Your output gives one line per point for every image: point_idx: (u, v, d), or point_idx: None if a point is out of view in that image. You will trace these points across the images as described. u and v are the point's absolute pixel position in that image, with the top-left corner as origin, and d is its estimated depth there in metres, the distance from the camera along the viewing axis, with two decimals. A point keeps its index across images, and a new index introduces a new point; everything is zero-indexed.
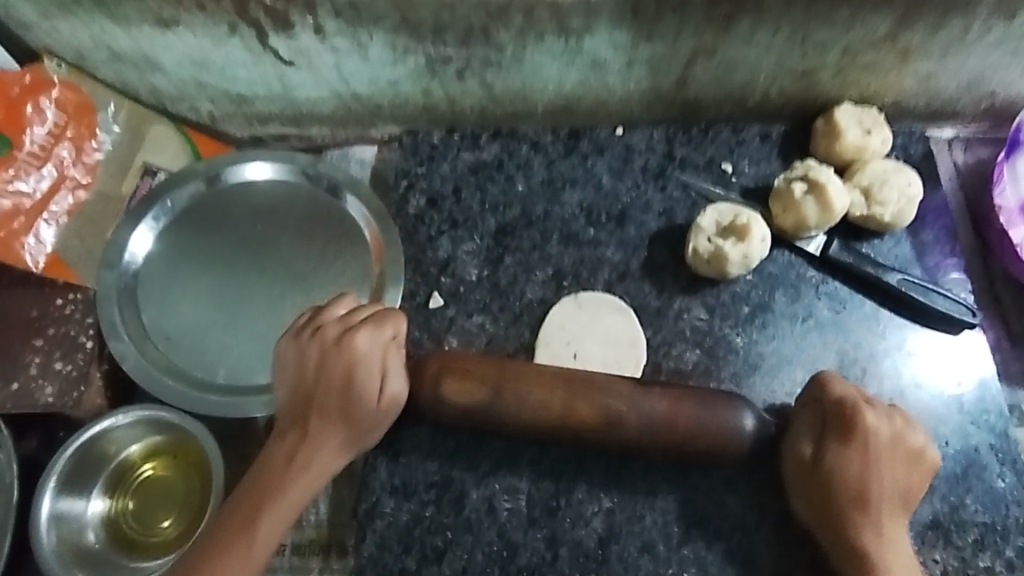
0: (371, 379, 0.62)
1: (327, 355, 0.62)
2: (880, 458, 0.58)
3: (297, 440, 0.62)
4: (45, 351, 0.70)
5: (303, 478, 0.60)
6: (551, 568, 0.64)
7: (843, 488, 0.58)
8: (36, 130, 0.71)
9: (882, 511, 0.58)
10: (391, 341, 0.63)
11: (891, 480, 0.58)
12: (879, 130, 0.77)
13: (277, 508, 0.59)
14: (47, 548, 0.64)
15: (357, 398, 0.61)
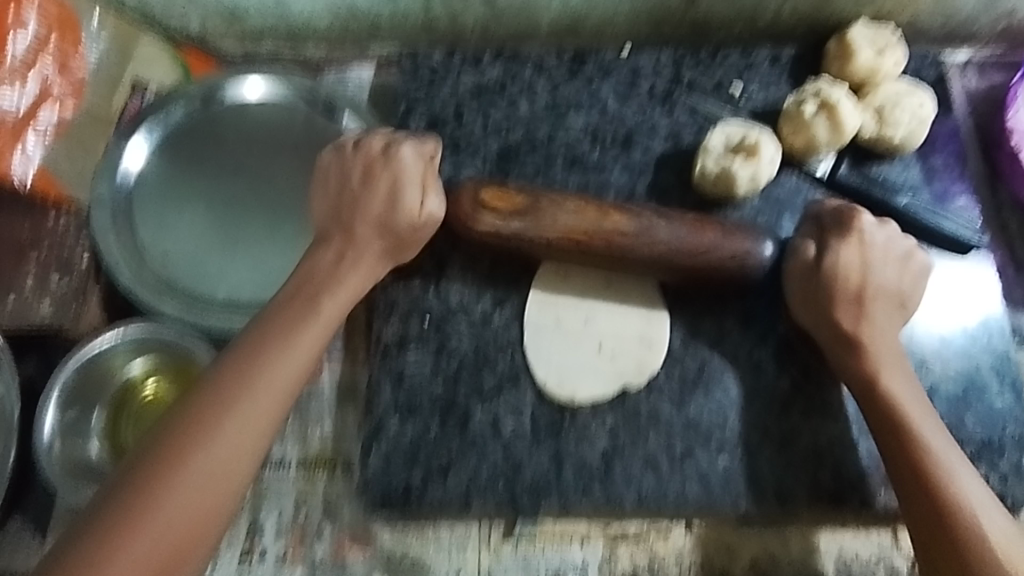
0: (417, 188, 0.66)
1: (375, 173, 0.66)
2: (892, 366, 0.62)
3: (342, 244, 0.66)
4: (41, 267, 0.70)
5: (330, 303, 0.63)
6: (555, 483, 0.65)
7: (881, 417, 0.60)
8: (18, 44, 0.67)
9: (919, 419, 0.60)
10: (430, 176, 0.67)
11: (911, 389, 0.61)
12: (894, 50, 0.75)
13: (305, 335, 0.61)
14: (49, 456, 0.66)
15: (396, 215, 0.66)
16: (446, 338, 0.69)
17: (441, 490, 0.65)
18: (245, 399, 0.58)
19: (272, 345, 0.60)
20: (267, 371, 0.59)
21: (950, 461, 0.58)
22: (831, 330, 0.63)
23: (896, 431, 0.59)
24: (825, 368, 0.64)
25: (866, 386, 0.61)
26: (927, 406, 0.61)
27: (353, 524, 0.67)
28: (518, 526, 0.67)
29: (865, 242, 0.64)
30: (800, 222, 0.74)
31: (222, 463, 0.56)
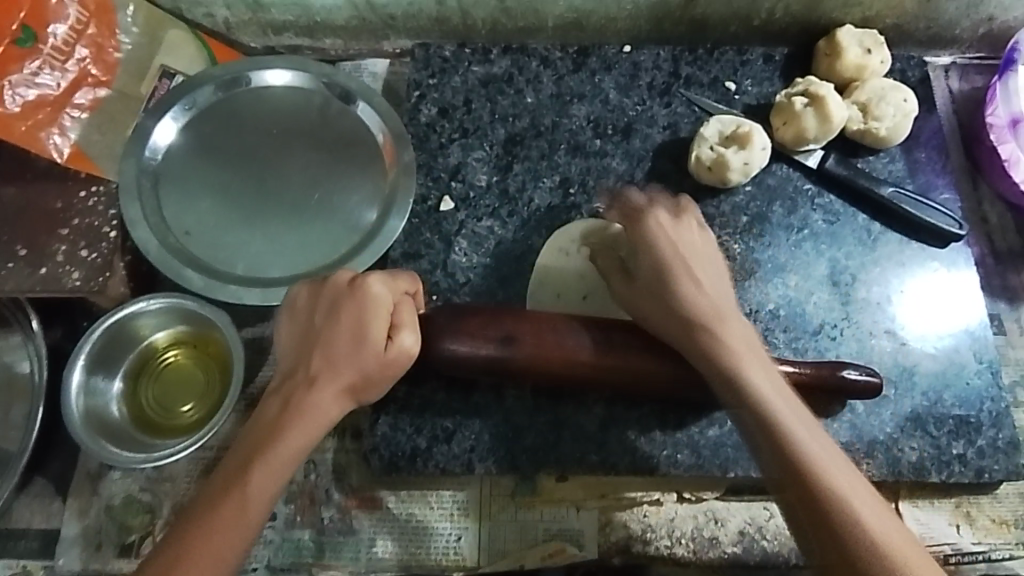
0: (384, 324, 0.60)
1: (341, 307, 0.60)
2: (722, 319, 0.60)
3: (300, 386, 0.59)
4: (70, 240, 0.72)
5: (298, 429, 0.57)
6: (554, 449, 0.68)
7: (713, 367, 0.59)
8: (59, 25, 0.71)
9: (760, 381, 0.57)
10: (394, 310, 0.61)
11: (738, 338, 0.59)
12: (879, 50, 0.79)
13: (272, 460, 0.56)
14: (76, 415, 0.68)
15: (364, 342, 0.59)
16: None
17: (446, 453, 0.68)
18: (234, 501, 0.54)
19: (240, 473, 0.55)
20: (245, 490, 0.55)
21: (813, 445, 0.54)
22: (658, 301, 0.62)
23: (727, 377, 0.58)
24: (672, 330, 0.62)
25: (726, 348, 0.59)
26: (768, 367, 0.59)
27: (360, 486, 0.70)
28: (518, 488, 0.70)
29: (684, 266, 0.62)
30: (790, 210, 0.78)
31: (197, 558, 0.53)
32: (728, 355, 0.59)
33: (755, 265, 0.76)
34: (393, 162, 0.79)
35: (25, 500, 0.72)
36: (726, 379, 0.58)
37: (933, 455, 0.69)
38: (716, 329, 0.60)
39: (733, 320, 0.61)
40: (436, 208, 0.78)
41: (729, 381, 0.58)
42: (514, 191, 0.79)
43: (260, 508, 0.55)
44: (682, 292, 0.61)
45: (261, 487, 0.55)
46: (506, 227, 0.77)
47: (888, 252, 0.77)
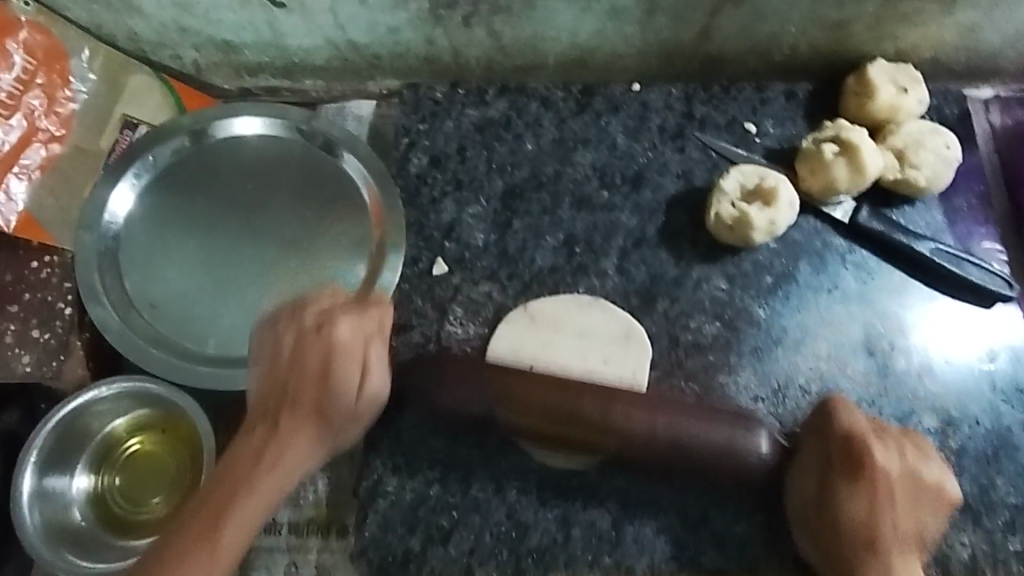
0: (396, 256, 0.58)
1: (308, 337, 0.55)
2: (889, 497, 0.54)
3: (320, 313, 0.56)
4: (20, 318, 0.65)
5: (344, 357, 0.55)
6: (563, 550, 0.62)
7: (853, 533, 0.54)
8: (1, 77, 0.65)
9: (893, 550, 0.53)
10: (375, 328, 0.57)
11: (903, 525, 0.54)
12: (916, 89, 0.72)
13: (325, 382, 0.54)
14: (32, 530, 0.61)
15: (375, 286, 0.58)
16: None
17: (442, 556, 0.61)
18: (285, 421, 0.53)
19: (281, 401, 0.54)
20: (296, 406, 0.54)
21: (914, 574, 0.53)
22: (824, 446, 0.57)
23: (871, 544, 0.53)
24: (810, 481, 0.57)
25: (857, 517, 0.54)
26: (911, 536, 0.54)
27: None
28: None
29: (869, 444, 0.56)
30: (818, 268, 0.71)
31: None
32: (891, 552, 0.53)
33: (782, 332, 0.69)
34: (380, 220, 0.71)
35: None
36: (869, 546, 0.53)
37: (986, 550, 0.62)
38: (865, 526, 0.53)
39: (908, 511, 0.54)
40: (428, 272, 0.71)
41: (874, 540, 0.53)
42: (514, 251, 0.72)
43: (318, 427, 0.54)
44: (874, 469, 0.55)
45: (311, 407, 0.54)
46: (506, 292, 0.70)
47: (928, 314, 0.70)
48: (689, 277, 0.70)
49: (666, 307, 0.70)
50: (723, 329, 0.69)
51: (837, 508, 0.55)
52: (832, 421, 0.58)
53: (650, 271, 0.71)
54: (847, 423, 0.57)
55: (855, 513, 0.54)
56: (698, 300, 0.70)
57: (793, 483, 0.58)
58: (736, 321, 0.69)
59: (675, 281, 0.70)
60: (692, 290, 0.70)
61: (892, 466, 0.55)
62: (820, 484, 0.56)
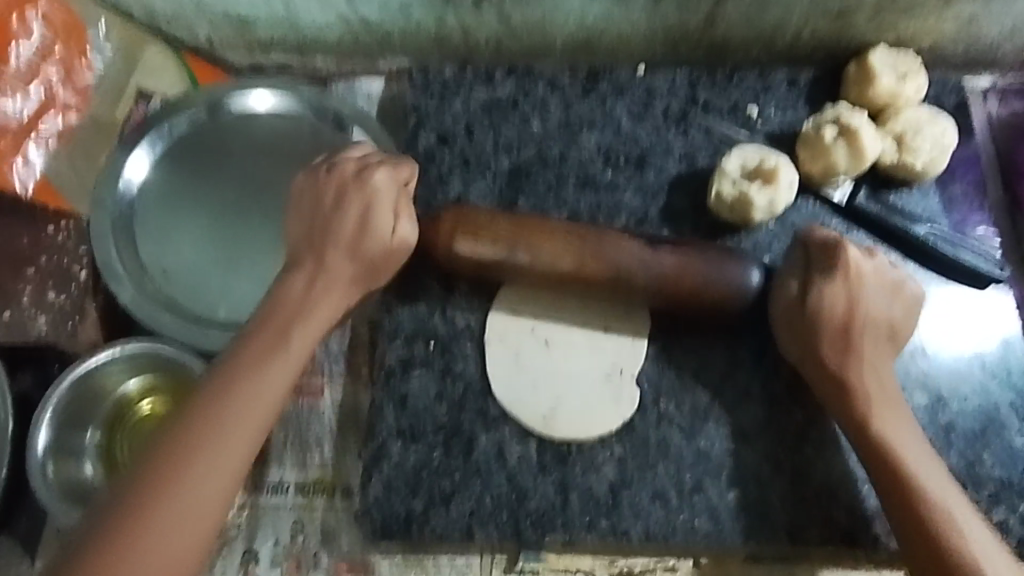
0: (387, 216, 0.64)
1: (346, 200, 0.64)
2: (861, 282, 0.61)
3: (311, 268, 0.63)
4: (37, 280, 0.67)
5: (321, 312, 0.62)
6: (561, 514, 0.63)
7: (830, 324, 0.60)
8: (21, 45, 0.65)
9: (865, 354, 0.60)
10: (406, 195, 0.65)
11: (879, 310, 0.61)
12: (915, 77, 0.73)
13: (304, 324, 0.61)
14: (45, 481, 0.63)
15: (370, 232, 0.63)
16: (453, 361, 0.68)
17: (444, 518, 0.63)
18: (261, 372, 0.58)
19: (247, 372, 0.58)
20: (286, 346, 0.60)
21: (899, 412, 0.59)
22: (807, 252, 0.63)
23: (845, 333, 0.60)
24: (795, 279, 0.63)
25: (836, 304, 0.60)
26: (890, 330, 0.61)
27: (351, 550, 0.65)
28: (521, 557, 0.65)
29: (853, 277, 0.61)
30: None
31: (244, 423, 0.56)
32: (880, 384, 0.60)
33: None
34: None
35: None
36: (850, 355, 0.60)
37: None
38: (866, 303, 0.61)
39: (886, 294, 0.62)
40: None
41: (856, 347, 0.60)
42: None
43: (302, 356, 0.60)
44: (848, 260, 0.61)
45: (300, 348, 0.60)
46: None
47: (922, 295, 0.71)
48: None
49: None
50: None
51: (821, 299, 0.61)
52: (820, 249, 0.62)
53: None
54: (824, 235, 0.63)
55: (844, 302, 0.60)
56: None
57: (779, 282, 0.64)
58: None
59: None
60: None
61: (867, 267, 0.62)
62: (800, 337, 0.62)
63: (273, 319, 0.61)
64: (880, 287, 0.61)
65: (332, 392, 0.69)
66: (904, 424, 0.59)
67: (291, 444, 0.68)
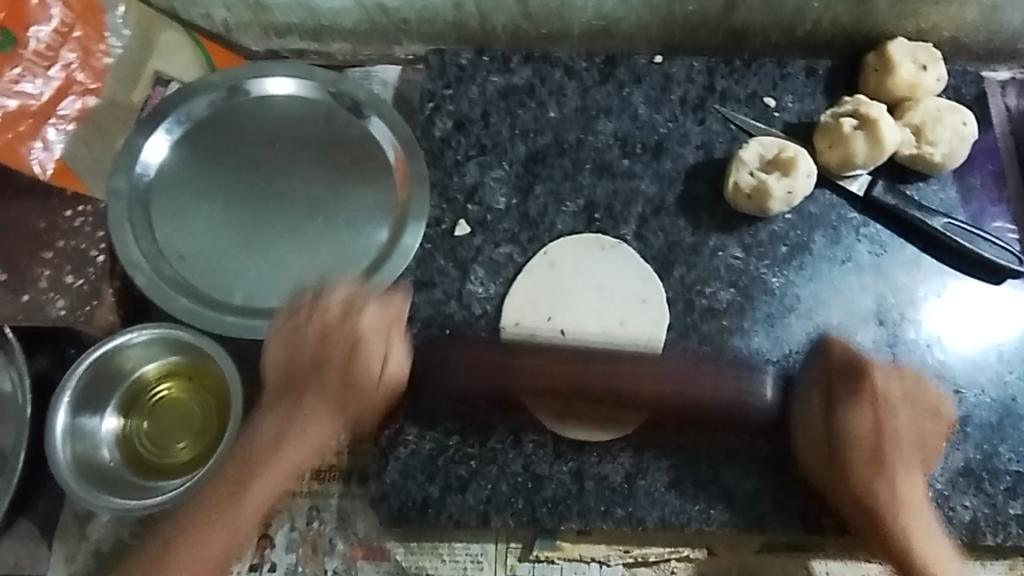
0: (379, 354, 0.63)
1: (354, 310, 0.63)
2: (888, 413, 0.61)
3: (285, 412, 0.61)
4: (55, 264, 0.66)
5: (291, 455, 0.59)
6: (576, 501, 0.64)
7: (857, 447, 0.60)
8: (41, 27, 0.64)
9: (897, 473, 0.60)
10: (394, 320, 0.65)
11: (904, 425, 0.61)
12: (935, 67, 0.73)
13: (263, 478, 0.58)
14: (63, 463, 0.63)
15: (361, 375, 0.61)
16: (469, 347, 0.68)
17: (459, 504, 0.63)
18: (237, 498, 0.58)
19: (204, 518, 0.57)
20: (249, 482, 0.58)
21: (910, 495, 0.59)
22: (828, 384, 0.64)
23: (877, 455, 0.60)
24: (818, 402, 0.63)
25: (861, 425, 0.61)
26: (913, 497, 0.59)
27: (367, 535, 0.66)
28: (536, 543, 0.65)
29: (882, 400, 0.62)
30: (833, 240, 0.72)
31: (214, 537, 0.57)
32: (896, 494, 0.59)
33: (795, 301, 0.70)
34: (403, 182, 0.73)
35: (7, 543, 0.67)
36: (877, 511, 0.59)
37: (987, 514, 0.64)
38: (888, 475, 0.59)
39: (911, 423, 0.61)
40: (451, 233, 0.72)
41: (879, 506, 0.59)
42: (536, 216, 0.73)
43: (250, 523, 0.58)
44: (874, 385, 0.62)
45: (258, 496, 0.58)
46: (526, 254, 0.72)
47: (939, 288, 0.71)
48: (706, 245, 0.72)
49: (682, 274, 0.71)
50: (737, 296, 0.70)
51: (841, 419, 0.61)
52: (814, 231, 0.71)
53: (668, 238, 0.72)
54: (845, 353, 0.65)
55: (862, 418, 0.61)
56: (714, 268, 0.71)
57: (800, 410, 0.64)
58: (750, 289, 0.70)
59: (692, 248, 0.72)
60: (708, 258, 0.71)
61: (893, 392, 0.62)
62: (824, 438, 0.62)
63: (239, 460, 0.59)
64: (897, 441, 0.60)
65: None
66: (913, 483, 0.60)
67: None
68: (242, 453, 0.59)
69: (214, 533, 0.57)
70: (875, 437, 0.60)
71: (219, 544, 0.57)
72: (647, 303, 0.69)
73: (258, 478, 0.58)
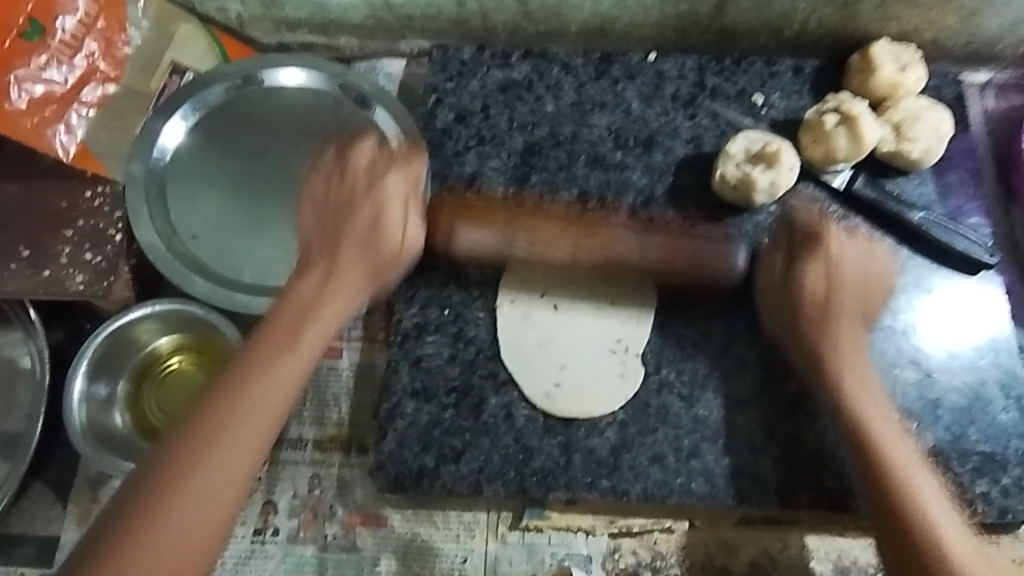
0: (397, 216, 0.68)
1: (358, 195, 0.68)
2: (840, 322, 0.67)
3: (319, 277, 0.67)
4: (75, 241, 0.70)
5: (318, 322, 0.64)
6: (564, 473, 0.67)
7: (822, 366, 0.66)
8: (67, 19, 0.69)
9: (855, 376, 0.65)
10: (414, 194, 0.70)
11: (852, 343, 0.67)
12: (915, 68, 0.76)
13: (313, 327, 0.64)
14: (78, 427, 0.67)
15: (382, 236, 0.68)
16: (464, 326, 0.72)
17: (453, 473, 0.67)
18: (279, 353, 0.61)
19: (254, 375, 0.60)
20: (292, 343, 0.62)
21: (901, 452, 0.60)
22: (787, 296, 0.69)
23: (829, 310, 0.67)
24: (774, 319, 0.70)
25: (815, 283, 0.68)
26: (865, 376, 0.65)
27: (365, 502, 0.69)
28: (526, 512, 0.69)
29: (835, 264, 0.69)
30: None
31: (246, 433, 0.57)
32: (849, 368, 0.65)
33: None
34: None
35: (23, 505, 0.70)
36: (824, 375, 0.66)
37: (955, 491, 0.68)
38: (842, 351, 0.66)
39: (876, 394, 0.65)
40: None
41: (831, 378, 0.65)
42: (531, 204, 0.77)
43: (271, 412, 0.59)
44: (833, 250, 0.69)
45: (305, 345, 0.62)
46: None
47: (916, 278, 0.74)
48: None
49: None
50: None
51: (800, 277, 0.68)
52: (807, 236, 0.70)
53: (657, 227, 0.76)
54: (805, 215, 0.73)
55: (829, 350, 0.66)
56: None
57: (765, 311, 0.70)
58: None
59: None
60: None
61: (845, 251, 0.69)
62: (786, 313, 0.69)
63: (271, 324, 0.63)
64: (854, 350, 0.67)
65: (350, 353, 0.74)
66: (901, 445, 0.61)
67: (310, 402, 0.72)
68: (271, 321, 0.63)
69: (275, 368, 0.61)
70: (834, 348, 0.66)
71: (245, 451, 0.56)
72: (636, 291, 0.72)
73: (276, 373, 0.60)
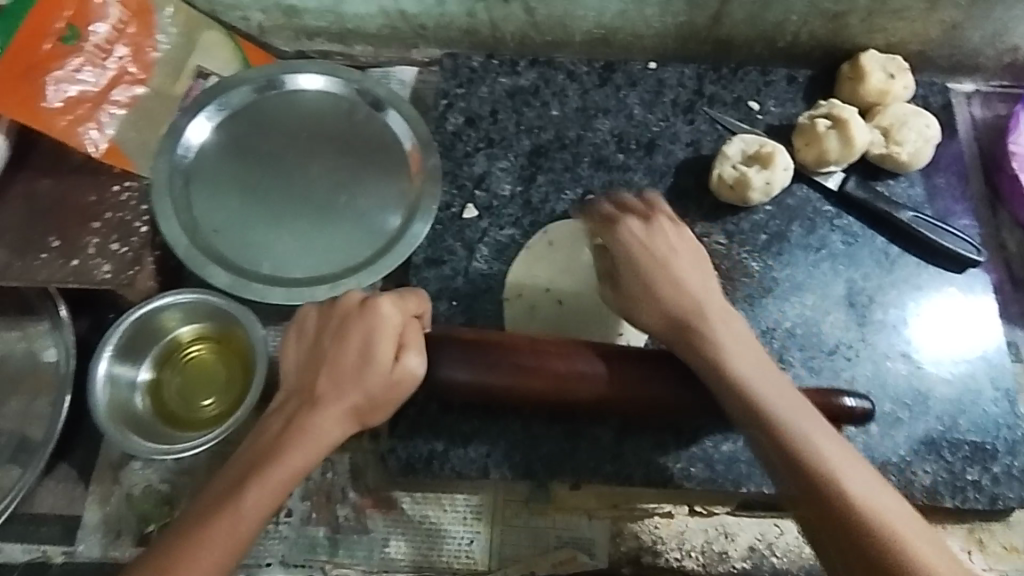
0: (390, 345, 0.57)
1: (347, 331, 0.58)
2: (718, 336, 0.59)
3: (299, 406, 0.56)
4: (102, 233, 0.73)
5: (301, 446, 0.54)
6: (570, 458, 0.69)
7: (739, 398, 0.56)
8: (101, 24, 0.74)
9: (787, 409, 0.55)
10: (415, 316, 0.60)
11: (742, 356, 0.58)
12: (902, 77, 0.80)
13: (271, 476, 0.52)
14: (101, 406, 0.70)
15: (373, 363, 0.56)
16: (474, 317, 0.75)
17: (462, 457, 0.70)
18: (233, 510, 0.51)
19: (227, 507, 0.51)
20: (270, 462, 0.53)
21: (831, 452, 0.53)
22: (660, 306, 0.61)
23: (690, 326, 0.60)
24: (652, 322, 0.62)
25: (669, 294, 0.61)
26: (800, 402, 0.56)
27: (376, 486, 0.72)
28: (532, 496, 0.71)
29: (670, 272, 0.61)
30: (809, 230, 0.79)
31: (223, 536, 0.51)
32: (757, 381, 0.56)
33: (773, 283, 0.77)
34: (418, 170, 0.80)
35: (47, 487, 0.73)
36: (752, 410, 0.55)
37: (946, 479, 0.70)
38: (746, 373, 0.57)
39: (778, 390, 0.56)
40: (460, 216, 0.79)
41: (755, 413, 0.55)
42: (538, 203, 0.80)
43: (251, 529, 0.52)
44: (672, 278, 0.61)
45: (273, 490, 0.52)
46: (528, 235, 0.79)
47: (907, 275, 0.77)
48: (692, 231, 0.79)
49: None
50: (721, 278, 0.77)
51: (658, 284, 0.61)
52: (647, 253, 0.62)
53: None
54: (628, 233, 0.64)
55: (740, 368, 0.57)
56: None
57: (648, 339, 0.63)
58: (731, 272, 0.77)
59: None
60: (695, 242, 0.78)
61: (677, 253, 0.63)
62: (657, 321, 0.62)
63: (247, 460, 0.54)
64: (738, 345, 0.58)
65: None
66: (820, 436, 0.54)
67: None
68: (248, 454, 0.54)
69: (253, 498, 0.52)
70: (732, 350, 0.58)
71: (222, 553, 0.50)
72: None
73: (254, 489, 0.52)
